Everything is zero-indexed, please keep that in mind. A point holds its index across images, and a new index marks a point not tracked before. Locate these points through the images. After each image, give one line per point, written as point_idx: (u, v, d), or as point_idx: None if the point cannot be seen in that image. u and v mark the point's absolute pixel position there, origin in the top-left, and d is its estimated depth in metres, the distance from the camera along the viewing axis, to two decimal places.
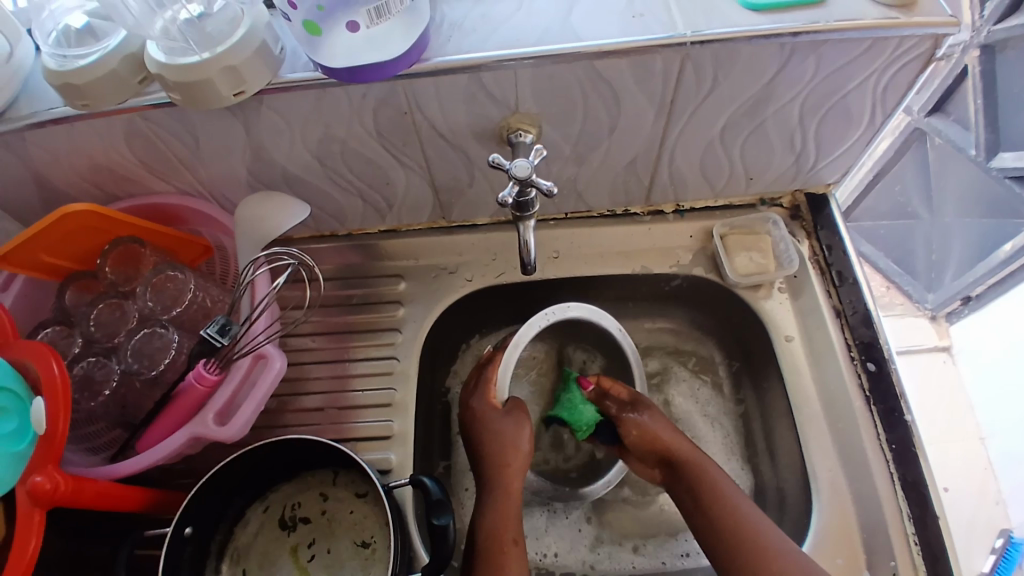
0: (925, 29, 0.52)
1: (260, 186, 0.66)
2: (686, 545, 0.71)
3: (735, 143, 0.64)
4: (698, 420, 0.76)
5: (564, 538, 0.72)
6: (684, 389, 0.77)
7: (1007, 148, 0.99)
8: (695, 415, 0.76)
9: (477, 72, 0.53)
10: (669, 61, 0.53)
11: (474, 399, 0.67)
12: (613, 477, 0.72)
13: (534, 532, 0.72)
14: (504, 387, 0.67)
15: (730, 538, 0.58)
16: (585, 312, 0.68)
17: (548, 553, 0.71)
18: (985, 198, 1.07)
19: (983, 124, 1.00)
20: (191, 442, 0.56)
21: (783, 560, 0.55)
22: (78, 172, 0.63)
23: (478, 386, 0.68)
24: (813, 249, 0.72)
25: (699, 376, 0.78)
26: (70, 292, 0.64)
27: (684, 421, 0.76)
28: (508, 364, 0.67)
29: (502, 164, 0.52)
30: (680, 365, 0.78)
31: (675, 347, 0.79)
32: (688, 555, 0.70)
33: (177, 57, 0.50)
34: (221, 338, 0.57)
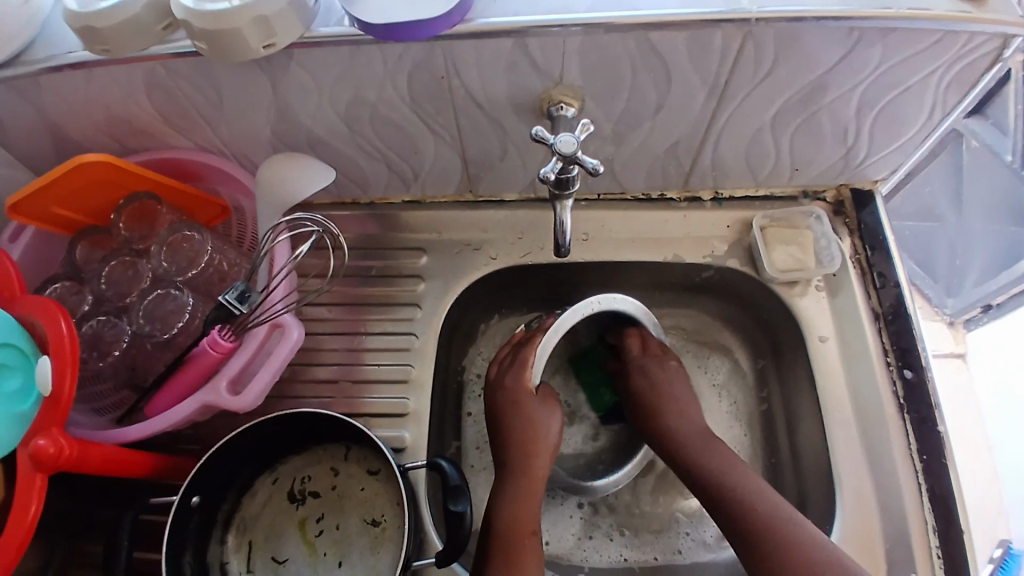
0: (994, 26, 0.49)
1: (282, 147, 0.63)
2: (678, 542, 0.69)
3: (784, 132, 0.61)
4: (705, 392, 0.74)
5: (562, 529, 0.70)
6: (700, 366, 0.76)
7: None
8: (703, 385, 0.75)
9: (523, 37, 0.49)
10: (728, 38, 0.50)
11: (507, 378, 0.65)
12: (622, 478, 0.70)
13: None
14: (538, 373, 0.65)
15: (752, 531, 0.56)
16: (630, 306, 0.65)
17: (548, 541, 0.70)
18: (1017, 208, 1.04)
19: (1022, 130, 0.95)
20: (202, 409, 0.54)
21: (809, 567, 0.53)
22: (93, 121, 0.60)
23: (514, 366, 0.65)
24: (854, 247, 0.69)
25: (721, 360, 0.75)
26: (81, 247, 0.62)
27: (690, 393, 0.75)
28: (544, 350, 0.64)
29: (545, 138, 0.48)
30: (702, 346, 0.76)
31: (700, 327, 0.76)
32: (680, 553, 0.69)
33: (205, 2, 0.46)
34: (240, 307, 0.53)
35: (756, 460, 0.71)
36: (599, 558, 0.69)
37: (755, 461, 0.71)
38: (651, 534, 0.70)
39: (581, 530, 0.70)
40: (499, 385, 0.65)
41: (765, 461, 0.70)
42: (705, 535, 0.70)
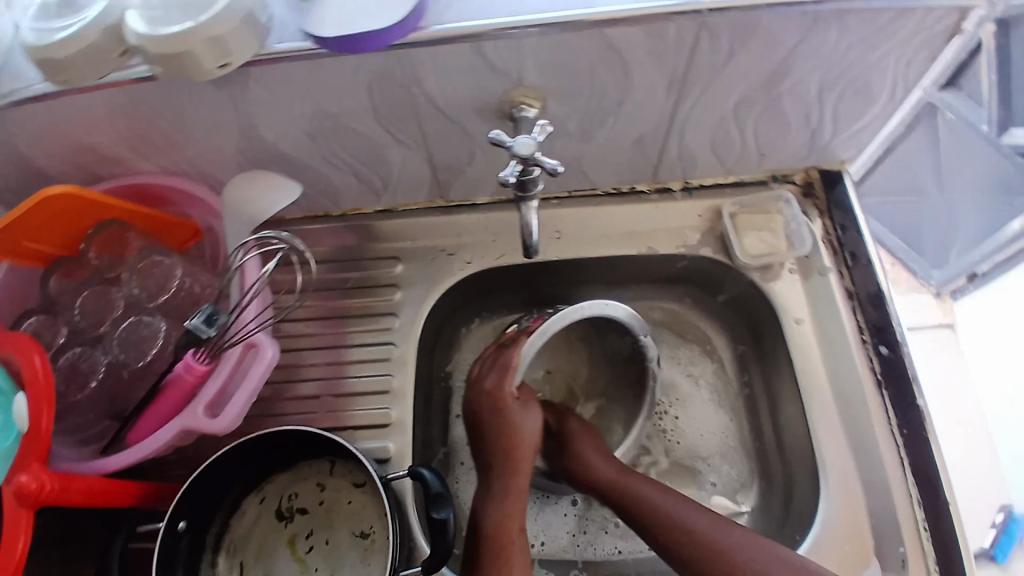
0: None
1: (250, 165, 0.63)
2: None
3: (749, 118, 0.61)
4: (683, 382, 0.74)
5: (555, 527, 0.71)
6: (677, 360, 0.75)
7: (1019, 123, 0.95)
8: (678, 375, 0.75)
9: (479, 41, 0.49)
10: (683, 29, 0.50)
11: (488, 379, 0.65)
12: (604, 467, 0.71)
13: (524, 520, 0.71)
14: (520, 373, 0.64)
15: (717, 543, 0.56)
16: (625, 314, 0.63)
17: (538, 542, 0.70)
18: (996, 179, 1.04)
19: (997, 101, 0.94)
20: (181, 434, 0.54)
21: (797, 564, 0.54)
22: (58, 151, 0.60)
23: (495, 365, 0.65)
24: (826, 229, 0.69)
25: (697, 352, 0.75)
26: (55, 278, 0.62)
27: (668, 387, 0.74)
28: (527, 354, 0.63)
29: (504, 142, 0.48)
30: (678, 340, 0.76)
31: (674, 319, 0.76)
32: None
33: (159, 28, 0.46)
34: (208, 329, 0.53)
35: (741, 446, 0.71)
36: (592, 554, 0.69)
37: (739, 447, 0.71)
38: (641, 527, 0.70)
39: (574, 525, 0.71)
40: (479, 385, 0.65)
41: (750, 447, 0.71)
42: None
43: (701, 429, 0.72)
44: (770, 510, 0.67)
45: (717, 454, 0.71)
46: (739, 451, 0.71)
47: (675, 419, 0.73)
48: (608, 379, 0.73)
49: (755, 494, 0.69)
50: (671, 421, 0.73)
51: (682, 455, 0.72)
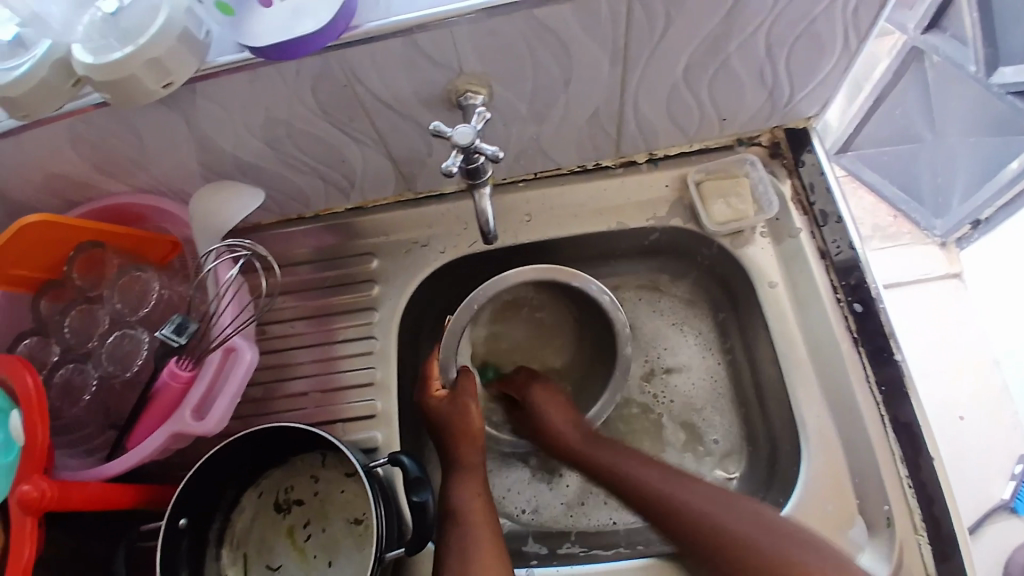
0: None
1: (215, 176, 0.65)
2: None
3: (701, 84, 0.60)
4: (667, 333, 0.76)
5: (545, 498, 0.73)
6: (660, 313, 0.76)
7: (1006, 62, 0.94)
8: (663, 326, 0.76)
9: (412, 34, 0.50)
10: (615, 2, 0.49)
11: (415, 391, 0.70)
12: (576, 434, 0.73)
13: (514, 488, 0.73)
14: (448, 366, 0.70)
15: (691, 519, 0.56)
16: (535, 272, 0.66)
17: (526, 509, 0.72)
18: (991, 121, 1.01)
19: (981, 39, 0.94)
20: (173, 438, 0.56)
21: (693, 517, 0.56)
22: (34, 182, 0.62)
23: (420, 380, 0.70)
24: (794, 188, 0.68)
25: (680, 306, 0.76)
26: (44, 302, 0.64)
27: (654, 338, 0.76)
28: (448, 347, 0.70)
29: (444, 133, 0.50)
30: (659, 296, 0.77)
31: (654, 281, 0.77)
32: None
33: (102, 57, 0.47)
34: (178, 337, 0.57)
35: (729, 392, 0.73)
36: (586, 522, 0.71)
37: (729, 404, 0.72)
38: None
39: (568, 496, 0.73)
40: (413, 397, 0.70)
41: (735, 409, 0.72)
42: None
43: (692, 379, 0.74)
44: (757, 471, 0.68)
45: (709, 409, 0.73)
46: (726, 398, 0.73)
47: (666, 378, 0.75)
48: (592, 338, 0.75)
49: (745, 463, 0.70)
50: (663, 373, 0.75)
51: (680, 409, 0.73)
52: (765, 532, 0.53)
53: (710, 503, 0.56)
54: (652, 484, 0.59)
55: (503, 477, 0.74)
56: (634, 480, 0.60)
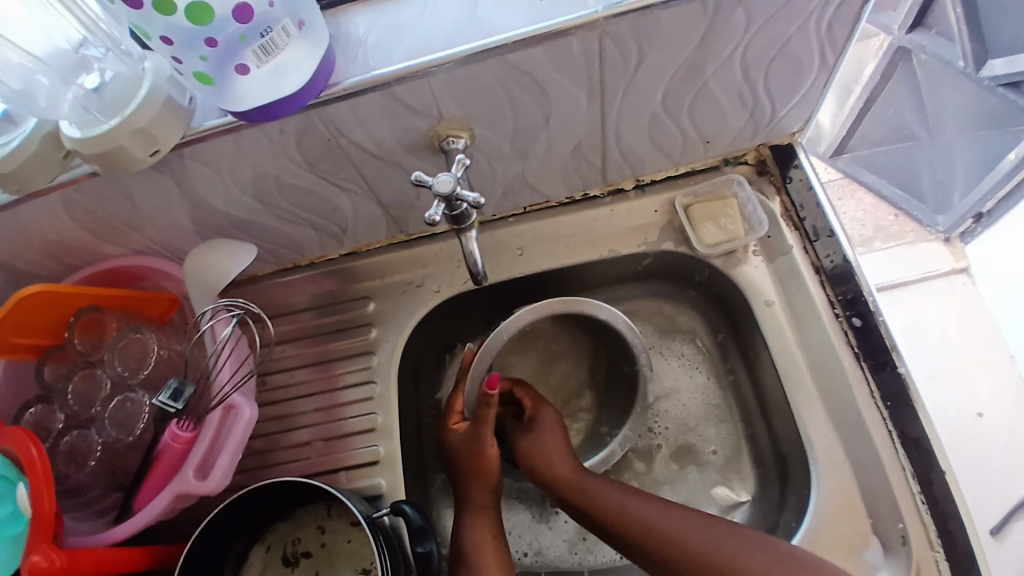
0: None
1: (209, 234, 0.66)
2: None
3: (680, 110, 0.61)
4: (657, 360, 0.75)
5: (548, 537, 0.72)
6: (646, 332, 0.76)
7: (997, 55, 0.94)
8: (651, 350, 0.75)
9: (389, 87, 0.50)
10: (586, 41, 0.50)
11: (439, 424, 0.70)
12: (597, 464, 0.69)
13: (518, 529, 0.73)
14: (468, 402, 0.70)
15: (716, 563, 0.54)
16: (554, 304, 0.66)
17: (528, 551, 0.72)
18: (982, 113, 1.00)
19: (967, 33, 0.95)
20: (176, 500, 0.56)
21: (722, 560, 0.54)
22: (32, 252, 0.63)
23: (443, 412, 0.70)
24: (784, 206, 0.69)
25: (665, 328, 0.76)
26: (48, 367, 0.65)
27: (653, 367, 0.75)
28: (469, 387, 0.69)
29: (425, 181, 0.50)
30: (639, 322, 0.76)
31: (643, 308, 0.76)
32: None
33: (90, 129, 0.48)
34: (175, 403, 0.58)
35: (723, 404, 0.73)
36: (591, 559, 0.71)
37: (733, 425, 0.72)
38: None
39: (573, 531, 0.72)
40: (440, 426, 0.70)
41: (744, 433, 0.71)
42: None
43: (682, 400, 0.73)
44: (769, 494, 0.67)
45: (704, 428, 0.72)
46: (723, 411, 0.72)
47: (656, 407, 0.73)
48: (593, 363, 0.76)
49: (752, 483, 0.69)
50: (660, 397, 0.74)
51: (675, 433, 0.72)
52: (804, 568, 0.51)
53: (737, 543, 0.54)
54: (669, 522, 0.57)
55: (510, 514, 0.73)
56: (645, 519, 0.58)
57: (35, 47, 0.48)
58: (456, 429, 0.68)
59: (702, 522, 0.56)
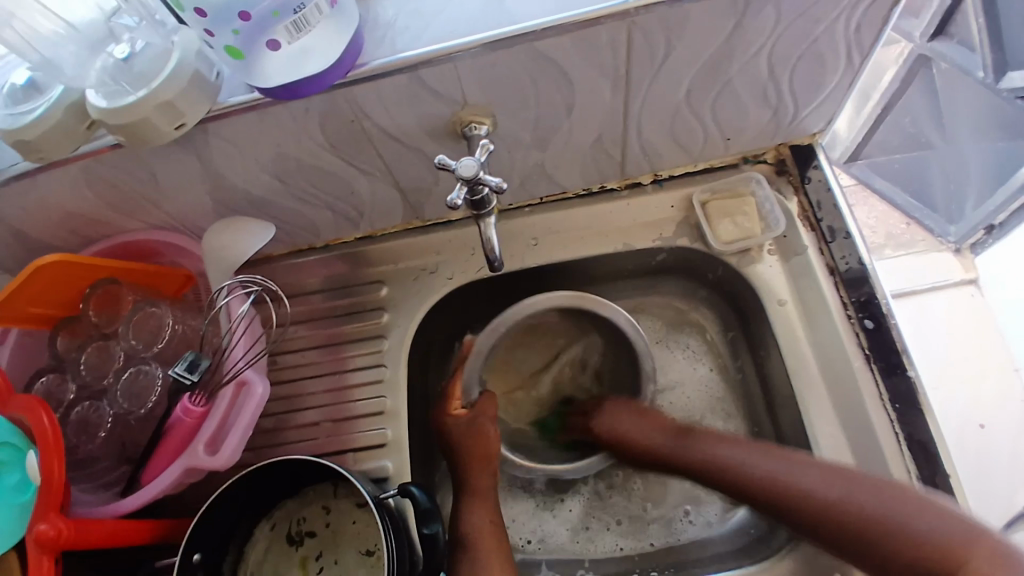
0: None
1: (227, 211, 0.66)
2: (691, 510, 0.72)
3: (703, 106, 0.61)
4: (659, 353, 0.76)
5: (550, 525, 0.73)
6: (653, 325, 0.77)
7: (1015, 67, 0.93)
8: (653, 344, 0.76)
9: (416, 70, 0.50)
10: (614, 32, 0.50)
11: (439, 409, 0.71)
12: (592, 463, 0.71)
13: (521, 517, 0.73)
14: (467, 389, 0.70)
15: (813, 504, 0.55)
16: (561, 299, 0.67)
17: (531, 539, 0.72)
18: (997, 124, 1.00)
19: (989, 44, 0.93)
20: (187, 473, 0.57)
21: (812, 500, 0.55)
22: (51, 222, 0.63)
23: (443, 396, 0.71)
24: (801, 206, 0.69)
25: (674, 322, 0.77)
26: (62, 338, 0.65)
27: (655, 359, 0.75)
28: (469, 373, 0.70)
29: (447, 166, 0.51)
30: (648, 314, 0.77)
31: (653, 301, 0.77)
32: (693, 521, 0.71)
33: (114, 99, 0.48)
34: (191, 375, 0.58)
35: (729, 398, 0.73)
36: (592, 550, 0.71)
37: (738, 420, 0.72)
38: (641, 521, 0.72)
39: (575, 521, 0.73)
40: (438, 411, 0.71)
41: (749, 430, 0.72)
42: (706, 514, 0.71)
43: (687, 392, 0.74)
44: None
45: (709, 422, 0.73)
46: (728, 405, 0.73)
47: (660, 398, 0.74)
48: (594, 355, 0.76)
49: None
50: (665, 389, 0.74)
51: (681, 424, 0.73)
52: (896, 503, 0.52)
53: (835, 483, 0.55)
54: (757, 466, 0.59)
55: (513, 503, 0.74)
56: (741, 466, 0.60)
57: (70, 14, 0.50)
58: (455, 415, 0.69)
59: (791, 458, 0.58)
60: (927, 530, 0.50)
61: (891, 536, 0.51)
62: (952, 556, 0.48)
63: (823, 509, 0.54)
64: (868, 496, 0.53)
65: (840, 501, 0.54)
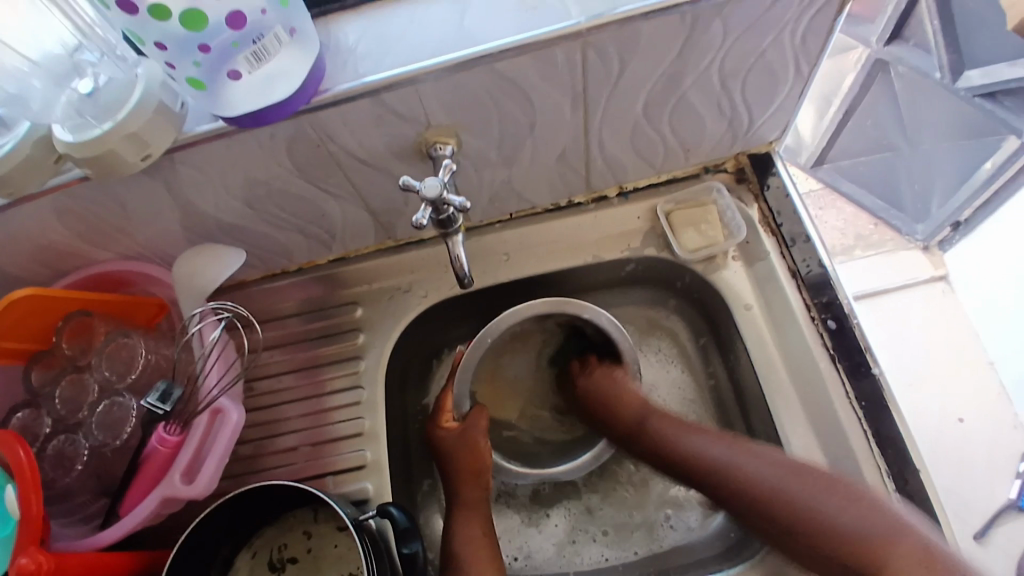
0: None
1: (199, 238, 0.66)
2: (673, 517, 0.72)
3: (662, 119, 0.62)
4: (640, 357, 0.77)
5: (535, 539, 0.73)
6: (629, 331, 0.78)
7: (972, 66, 0.96)
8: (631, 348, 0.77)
9: (379, 94, 0.52)
10: (569, 51, 0.52)
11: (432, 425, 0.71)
12: (587, 462, 0.72)
13: (509, 533, 0.73)
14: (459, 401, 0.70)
15: (758, 490, 0.58)
16: (546, 305, 0.67)
17: (518, 555, 0.72)
18: (962, 124, 1.02)
19: (944, 45, 0.96)
20: (163, 504, 0.57)
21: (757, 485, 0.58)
22: (20, 256, 0.63)
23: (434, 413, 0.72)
24: (762, 212, 0.71)
25: (650, 331, 0.78)
26: (35, 372, 0.65)
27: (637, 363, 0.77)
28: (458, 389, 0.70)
29: (413, 187, 0.52)
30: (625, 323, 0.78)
31: (630, 309, 0.78)
32: (676, 527, 0.72)
33: (81, 133, 0.48)
34: (163, 405, 0.59)
35: (705, 402, 0.74)
36: (579, 562, 0.72)
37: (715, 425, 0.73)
38: (626, 530, 0.72)
39: (559, 534, 0.73)
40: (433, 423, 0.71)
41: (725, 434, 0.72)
42: (688, 519, 0.72)
43: (663, 396, 0.75)
44: None
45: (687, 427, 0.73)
46: (703, 409, 0.74)
47: None
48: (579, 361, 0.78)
49: None
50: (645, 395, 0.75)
51: None
52: (832, 500, 0.55)
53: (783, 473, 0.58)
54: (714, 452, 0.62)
55: (499, 519, 0.74)
56: (698, 452, 0.62)
57: (28, 49, 0.49)
58: (449, 428, 0.69)
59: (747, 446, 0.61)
60: (850, 521, 0.53)
61: (824, 519, 0.54)
62: (869, 553, 0.52)
63: (761, 491, 0.58)
64: (812, 483, 0.56)
65: (785, 487, 0.57)
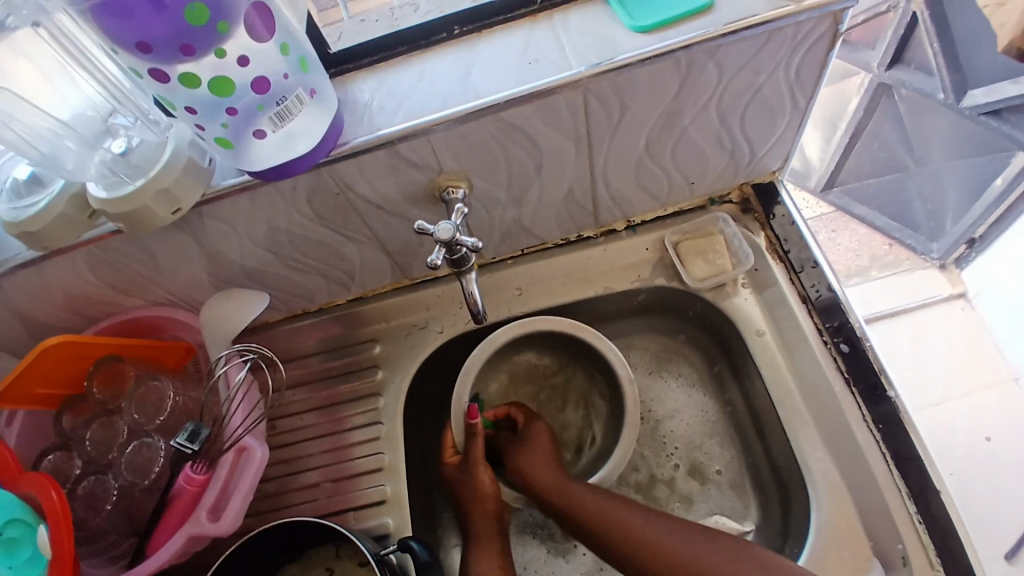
0: (822, 9, 0.51)
1: (224, 284, 0.69)
2: None
3: (664, 155, 0.65)
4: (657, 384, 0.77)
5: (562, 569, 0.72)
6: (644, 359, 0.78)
7: (976, 84, 0.93)
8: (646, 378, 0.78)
9: (394, 145, 0.55)
10: (570, 98, 0.54)
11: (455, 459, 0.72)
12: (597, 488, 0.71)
13: (534, 564, 0.73)
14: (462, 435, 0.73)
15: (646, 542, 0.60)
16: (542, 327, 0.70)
17: None
18: (968, 142, 1.00)
19: (945, 66, 0.93)
20: (190, 541, 0.58)
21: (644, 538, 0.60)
22: (56, 305, 0.66)
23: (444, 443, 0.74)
24: (769, 240, 0.72)
25: (666, 359, 0.78)
26: (67, 417, 0.67)
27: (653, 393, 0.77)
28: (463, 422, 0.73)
29: (428, 230, 0.54)
30: (641, 351, 0.79)
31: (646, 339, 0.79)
32: None
33: (115, 191, 0.51)
34: (191, 444, 0.61)
35: (724, 427, 0.74)
36: None
37: (733, 451, 0.73)
38: None
39: (586, 564, 0.73)
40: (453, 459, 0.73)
41: (742, 462, 0.72)
42: None
43: (684, 420, 0.75)
44: (770, 521, 0.68)
45: (709, 452, 0.73)
46: (721, 434, 0.74)
47: (660, 427, 0.75)
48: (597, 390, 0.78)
49: (753, 509, 0.70)
50: (664, 422, 0.75)
51: (684, 452, 0.74)
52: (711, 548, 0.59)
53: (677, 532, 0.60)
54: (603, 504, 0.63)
55: (526, 551, 0.74)
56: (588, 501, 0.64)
57: (58, 111, 0.52)
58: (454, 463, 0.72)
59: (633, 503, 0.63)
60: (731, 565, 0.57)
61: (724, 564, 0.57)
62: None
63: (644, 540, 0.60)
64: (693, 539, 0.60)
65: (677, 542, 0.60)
